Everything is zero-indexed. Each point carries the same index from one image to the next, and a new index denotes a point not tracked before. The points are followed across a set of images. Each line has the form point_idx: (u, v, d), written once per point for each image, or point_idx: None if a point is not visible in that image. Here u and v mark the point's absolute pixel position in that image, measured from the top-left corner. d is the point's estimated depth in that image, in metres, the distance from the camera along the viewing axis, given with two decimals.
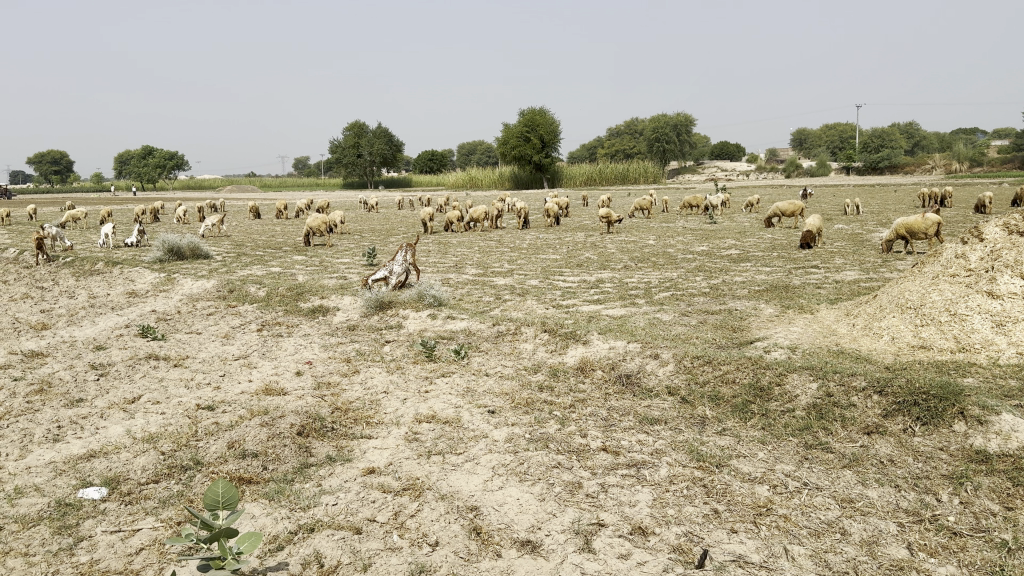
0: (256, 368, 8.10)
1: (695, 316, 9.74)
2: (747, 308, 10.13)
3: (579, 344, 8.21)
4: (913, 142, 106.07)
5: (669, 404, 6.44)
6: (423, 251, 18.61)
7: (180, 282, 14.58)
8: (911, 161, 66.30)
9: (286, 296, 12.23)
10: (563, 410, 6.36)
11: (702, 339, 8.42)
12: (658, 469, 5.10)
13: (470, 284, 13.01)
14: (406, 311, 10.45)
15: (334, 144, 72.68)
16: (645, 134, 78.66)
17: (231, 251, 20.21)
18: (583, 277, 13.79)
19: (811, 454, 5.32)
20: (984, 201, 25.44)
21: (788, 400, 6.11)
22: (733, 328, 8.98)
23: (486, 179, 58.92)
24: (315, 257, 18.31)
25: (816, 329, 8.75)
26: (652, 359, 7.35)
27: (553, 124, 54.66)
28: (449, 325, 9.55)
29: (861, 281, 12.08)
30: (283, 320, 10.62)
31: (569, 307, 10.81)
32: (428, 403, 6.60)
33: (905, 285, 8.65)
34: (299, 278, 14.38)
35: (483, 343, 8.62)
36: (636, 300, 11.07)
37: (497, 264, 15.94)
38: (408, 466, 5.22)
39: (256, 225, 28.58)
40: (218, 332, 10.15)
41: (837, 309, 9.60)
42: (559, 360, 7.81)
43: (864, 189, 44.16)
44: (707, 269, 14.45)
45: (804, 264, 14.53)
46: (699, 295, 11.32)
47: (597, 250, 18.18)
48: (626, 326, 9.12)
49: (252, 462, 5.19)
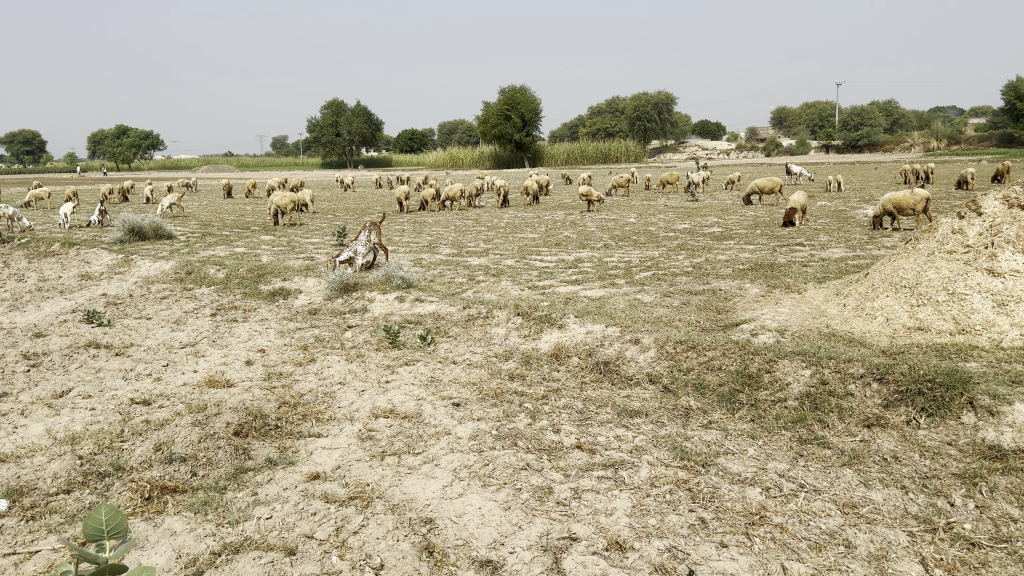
0: (203, 358, 7.47)
1: (678, 297, 9.20)
2: (732, 288, 9.60)
3: (554, 328, 7.64)
4: (893, 120, 106.16)
5: (650, 394, 5.90)
6: (396, 230, 17.92)
7: (137, 264, 13.85)
8: (891, 138, 66.17)
9: (247, 278, 11.57)
10: (534, 402, 5.80)
11: (685, 321, 7.91)
12: (638, 470, 4.55)
13: (443, 265, 12.40)
14: (372, 293, 9.82)
15: (312, 122, 71.38)
16: (626, 112, 78.01)
17: (197, 231, 19.45)
18: (561, 256, 13.21)
19: (807, 450, 4.81)
20: (966, 177, 25.12)
21: (780, 390, 5.59)
22: (717, 310, 8.45)
23: (467, 157, 58.09)
24: (283, 237, 17.62)
25: (805, 310, 8.24)
26: (632, 344, 6.80)
27: (534, 101, 53.92)
28: (417, 308, 8.94)
29: (849, 258, 11.61)
30: (240, 304, 9.97)
31: (545, 288, 10.24)
32: (387, 394, 6.01)
33: (900, 263, 8.15)
34: (263, 258, 13.71)
35: (452, 328, 8.04)
36: (616, 281, 10.52)
37: (472, 243, 15.34)
38: (357, 470, 4.64)
39: (227, 204, 27.72)
40: (168, 317, 9.50)
41: (827, 288, 9.09)
42: (532, 345, 7.24)
43: (843, 167, 43.77)
44: (690, 247, 13.92)
45: (789, 242, 14.03)
46: (682, 275, 10.78)
47: (577, 229, 17.61)
48: (605, 308, 8.56)
49: (179, 468, 4.60)
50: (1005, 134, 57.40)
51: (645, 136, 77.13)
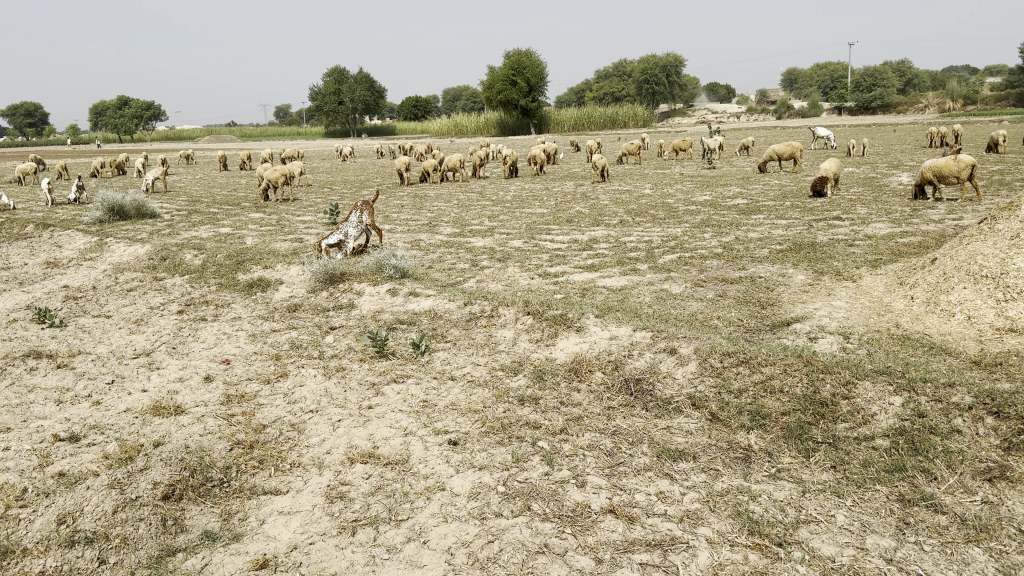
0: (156, 373, 6.33)
1: (713, 287, 7.99)
2: (773, 275, 8.37)
3: (572, 332, 6.44)
4: (906, 82, 104.03)
5: (696, 424, 4.72)
6: (395, 206, 16.70)
7: (111, 248, 12.68)
8: (905, 99, 64.18)
9: (224, 266, 10.39)
10: (551, 437, 4.62)
11: (725, 321, 6.72)
12: (695, 554, 3.37)
13: (444, 247, 11.20)
14: (361, 284, 8.62)
15: (314, 90, 69.76)
16: (634, 77, 76.07)
17: (183, 209, 18.25)
18: (574, 235, 11.98)
19: (913, 517, 3.63)
20: (998, 140, 23.65)
21: (865, 425, 4.40)
22: (760, 304, 7.26)
23: (471, 125, 56.51)
24: (275, 214, 16.45)
25: (865, 303, 7.02)
26: (668, 355, 5.62)
27: (540, 65, 52.13)
28: (411, 304, 7.76)
29: (897, 237, 10.39)
30: (212, 298, 8.82)
31: (558, 275, 9.04)
32: (368, 428, 4.84)
33: (976, 248, 6.91)
34: (247, 241, 12.53)
35: (450, 331, 6.86)
36: (638, 266, 9.30)
37: (475, 221, 14.15)
38: (319, 554, 3.49)
39: (220, 178, 26.47)
40: (130, 316, 8.35)
41: (885, 276, 7.85)
42: (545, 355, 6.05)
43: (860, 130, 42.16)
44: (715, 223, 12.68)
45: (825, 216, 12.77)
46: (711, 258, 9.55)
47: (589, 202, 16.36)
48: (629, 304, 7.36)
49: (84, 555, 3.46)
50: (1023, 94, 55.47)
51: (652, 100, 75.08)
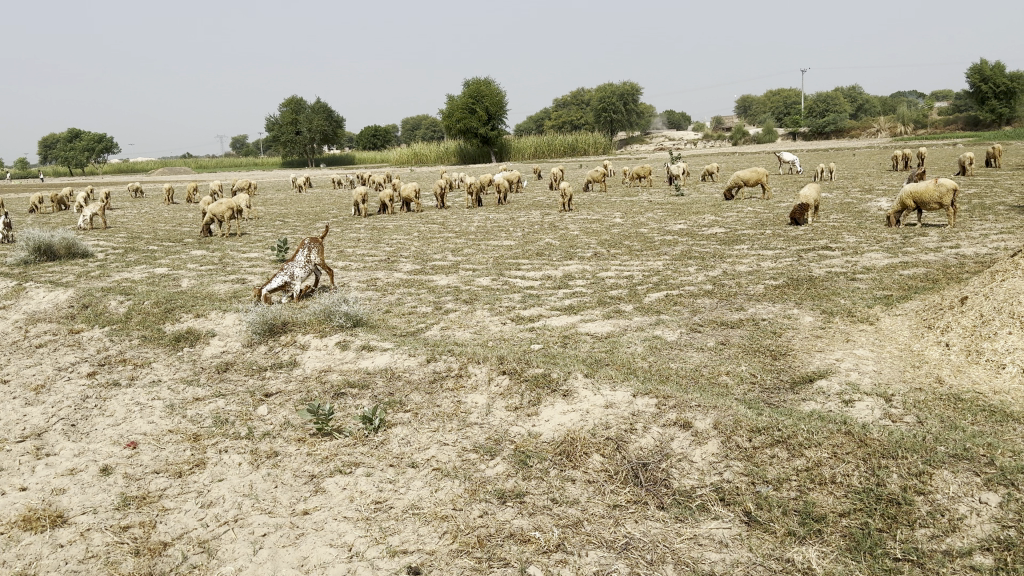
0: (42, 462, 5.08)
1: (711, 332, 6.98)
2: (777, 316, 7.40)
3: (557, 397, 5.32)
4: (856, 109, 106.59)
5: (729, 531, 3.64)
6: (350, 240, 15.51)
7: (29, 294, 11.30)
8: (858, 124, 65.24)
9: (151, 315, 9.11)
10: (544, 557, 3.49)
11: (736, 378, 5.68)
12: None
13: (403, 287, 10.06)
14: (306, 337, 7.43)
15: (270, 120, 68.41)
16: (593, 105, 76.13)
17: (120, 247, 16.85)
18: (546, 271, 10.94)
19: None
20: (964, 164, 23.45)
21: (955, 534, 3.36)
22: (772, 354, 6.25)
23: (432, 153, 55.55)
24: (219, 251, 15.18)
25: (893, 353, 6.05)
26: (681, 430, 4.53)
27: (499, 94, 51.62)
28: (364, 361, 6.58)
29: (898, 270, 9.53)
30: (131, 357, 7.55)
31: (534, 320, 7.95)
32: (302, 551, 3.67)
33: (1016, 287, 6.03)
34: (184, 284, 11.26)
35: (410, 396, 5.69)
36: (622, 308, 8.27)
37: (437, 255, 13.04)
38: None
39: (165, 212, 25.01)
40: (31, 380, 7.06)
41: (906, 318, 6.93)
42: (527, 429, 4.93)
43: (818, 154, 42.29)
44: (696, 254, 11.77)
45: (812, 246, 11.97)
46: (701, 295, 8.57)
47: (559, 233, 15.39)
48: (620, 356, 6.30)
49: None
50: (971, 118, 56.49)
51: (611, 128, 75.19)
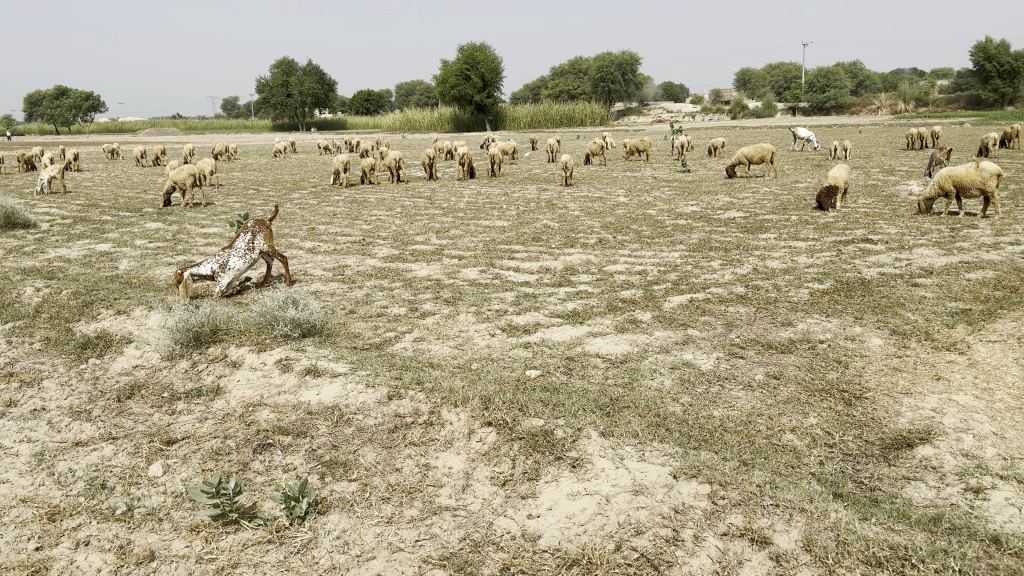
0: None
1: (758, 360, 5.44)
2: (837, 337, 5.86)
3: (564, 469, 3.80)
4: (857, 85, 104.57)
5: None
6: (324, 215, 13.84)
7: None
8: (859, 99, 63.38)
9: (67, 310, 7.48)
10: None
11: (808, 440, 4.15)
12: None
13: (375, 279, 8.46)
14: (241, 352, 5.86)
15: (260, 82, 66.10)
16: (591, 73, 73.94)
17: (71, 216, 15.11)
18: (543, 261, 9.38)
19: None
20: (988, 144, 21.82)
21: None
22: (846, 398, 4.73)
23: (424, 120, 53.43)
24: (176, 224, 13.50)
25: (1010, 403, 4.52)
26: (754, 551, 3.03)
27: (495, 59, 49.44)
28: (308, 393, 5.01)
29: (962, 273, 8.01)
30: (19, 369, 5.93)
31: (529, 331, 6.39)
32: None
33: None
34: (121, 267, 9.62)
35: (360, 454, 4.15)
36: (638, 316, 6.73)
37: (419, 237, 11.44)
38: None
39: (134, 176, 23.21)
40: None
41: (1007, 347, 5.39)
42: (522, 524, 3.41)
43: (822, 130, 40.50)
44: (717, 244, 10.24)
45: (848, 237, 10.43)
46: (733, 302, 7.04)
47: (556, 212, 13.79)
48: (644, 395, 4.76)
49: None
50: (975, 96, 54.73)
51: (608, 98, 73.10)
